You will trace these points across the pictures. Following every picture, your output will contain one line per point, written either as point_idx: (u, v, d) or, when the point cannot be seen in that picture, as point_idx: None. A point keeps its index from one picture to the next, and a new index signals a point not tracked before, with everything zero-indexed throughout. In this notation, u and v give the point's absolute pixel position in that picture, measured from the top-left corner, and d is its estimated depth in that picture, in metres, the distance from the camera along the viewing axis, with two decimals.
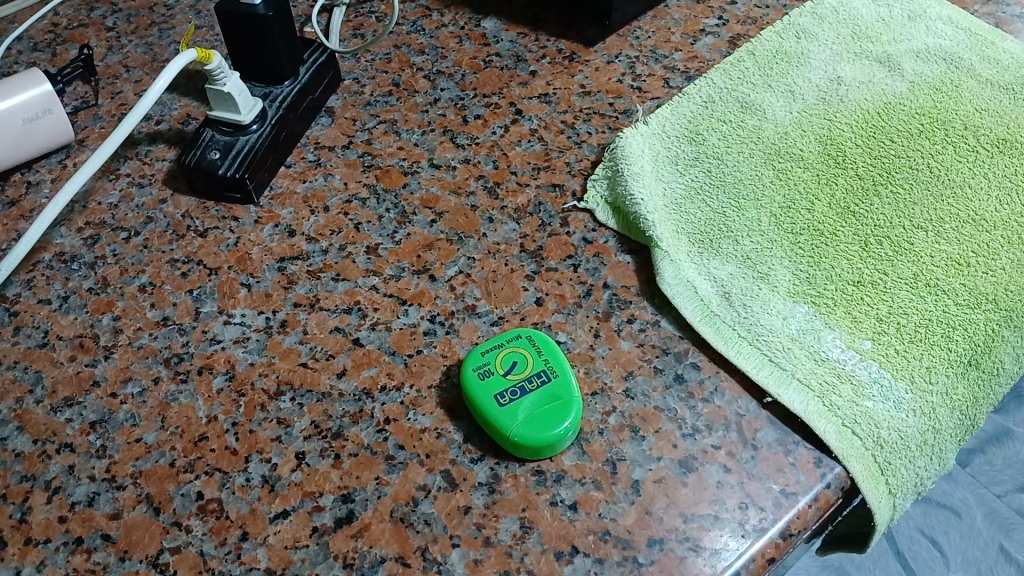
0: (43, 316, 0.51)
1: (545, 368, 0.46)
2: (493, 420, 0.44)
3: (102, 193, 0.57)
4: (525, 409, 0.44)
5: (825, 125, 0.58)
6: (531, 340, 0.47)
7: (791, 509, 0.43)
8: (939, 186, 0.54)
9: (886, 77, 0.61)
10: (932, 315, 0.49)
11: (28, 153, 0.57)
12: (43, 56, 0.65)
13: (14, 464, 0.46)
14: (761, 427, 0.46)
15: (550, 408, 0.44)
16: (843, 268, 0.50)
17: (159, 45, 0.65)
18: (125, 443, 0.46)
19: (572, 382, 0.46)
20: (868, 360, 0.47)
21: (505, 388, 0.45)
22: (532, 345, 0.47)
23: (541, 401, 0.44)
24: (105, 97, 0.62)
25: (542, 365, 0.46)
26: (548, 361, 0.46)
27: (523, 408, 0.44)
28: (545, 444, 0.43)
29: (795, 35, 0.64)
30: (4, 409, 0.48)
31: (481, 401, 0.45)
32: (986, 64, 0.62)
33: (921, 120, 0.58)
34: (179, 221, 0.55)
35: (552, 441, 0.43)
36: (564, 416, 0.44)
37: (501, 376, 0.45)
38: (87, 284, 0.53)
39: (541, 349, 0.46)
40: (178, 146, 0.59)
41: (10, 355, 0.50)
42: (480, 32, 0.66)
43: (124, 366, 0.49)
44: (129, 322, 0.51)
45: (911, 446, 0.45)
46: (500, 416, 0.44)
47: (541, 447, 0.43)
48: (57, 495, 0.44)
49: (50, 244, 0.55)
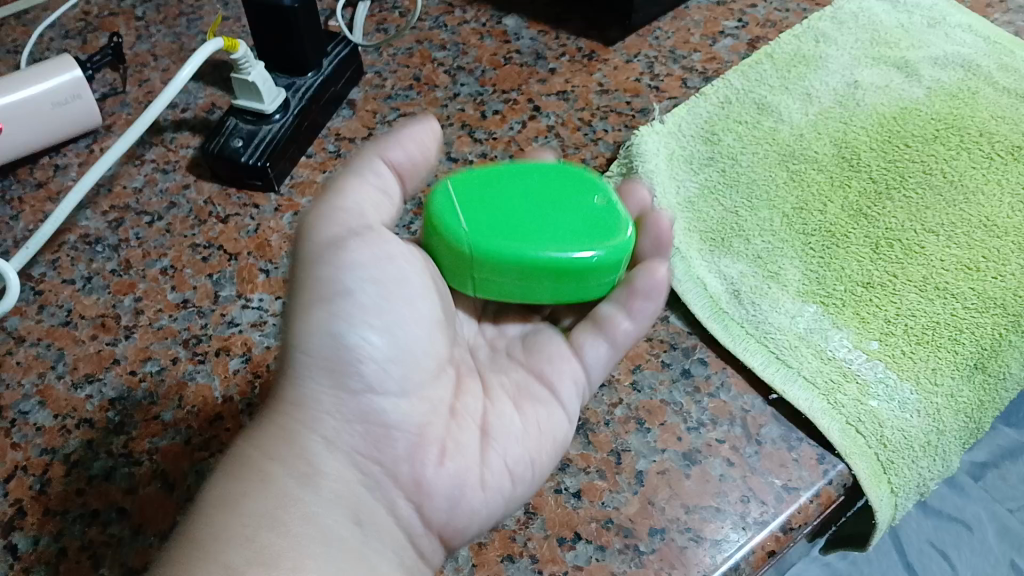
0: (67, 295, 0.53)
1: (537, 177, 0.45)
2: (469, 247, 0.43)
3: (128, 178, 0.58)
4: (497, 218, 0.43)
5: (841, 128, 0.58)
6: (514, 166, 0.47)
7: (792, 503, 0.44)
8: (953, 192, 0.55)
9: (904, 82, 0.61)
10: (940, 319, 0.49)
11: (57, 137, 0.58)
12: (74, 43, 0.66)
13: (35, 437, 0.47)
14: (766, 423, 0.46)
15: (558, 224, 0.44)
16: (853, 269, 0.51)
17: (187, 34, 0.66)
18: (142, 419, 0.47)
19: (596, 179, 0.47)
20: (874, 360, 0.47)
21: (471, 212, 0.44)
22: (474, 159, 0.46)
23: (536, 220, 0.44)
24: (133, 84, 0.63)
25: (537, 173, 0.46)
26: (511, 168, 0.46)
27: (519, 237, 0.43)
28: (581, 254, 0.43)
29: (814, 39, 0.64)
30: (27, 384, 0.49)
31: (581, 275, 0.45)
32: (1005, 71, 0.62)
33: (937, 126, 0.58)
34: (201, 206, 0.57)
35: (586, 257, 0.43)
36: (596, 227, 0.44)
37: (433, 207, 0.44)
38: (110, 265, 0.54)
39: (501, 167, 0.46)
40: (202, 133, 0.60)
41: (34, 332, 0.51)
42: (501, 29, 0.67)
43: (144, 346, 0.50)
44: (150, 303, 0.52)
45: (915, 446, 0.46)
46: (479, 238, 0.43)
47: (577, 244, 0.43)
48: (76, 468, 0.46)
49: (76, 226, 0.56)
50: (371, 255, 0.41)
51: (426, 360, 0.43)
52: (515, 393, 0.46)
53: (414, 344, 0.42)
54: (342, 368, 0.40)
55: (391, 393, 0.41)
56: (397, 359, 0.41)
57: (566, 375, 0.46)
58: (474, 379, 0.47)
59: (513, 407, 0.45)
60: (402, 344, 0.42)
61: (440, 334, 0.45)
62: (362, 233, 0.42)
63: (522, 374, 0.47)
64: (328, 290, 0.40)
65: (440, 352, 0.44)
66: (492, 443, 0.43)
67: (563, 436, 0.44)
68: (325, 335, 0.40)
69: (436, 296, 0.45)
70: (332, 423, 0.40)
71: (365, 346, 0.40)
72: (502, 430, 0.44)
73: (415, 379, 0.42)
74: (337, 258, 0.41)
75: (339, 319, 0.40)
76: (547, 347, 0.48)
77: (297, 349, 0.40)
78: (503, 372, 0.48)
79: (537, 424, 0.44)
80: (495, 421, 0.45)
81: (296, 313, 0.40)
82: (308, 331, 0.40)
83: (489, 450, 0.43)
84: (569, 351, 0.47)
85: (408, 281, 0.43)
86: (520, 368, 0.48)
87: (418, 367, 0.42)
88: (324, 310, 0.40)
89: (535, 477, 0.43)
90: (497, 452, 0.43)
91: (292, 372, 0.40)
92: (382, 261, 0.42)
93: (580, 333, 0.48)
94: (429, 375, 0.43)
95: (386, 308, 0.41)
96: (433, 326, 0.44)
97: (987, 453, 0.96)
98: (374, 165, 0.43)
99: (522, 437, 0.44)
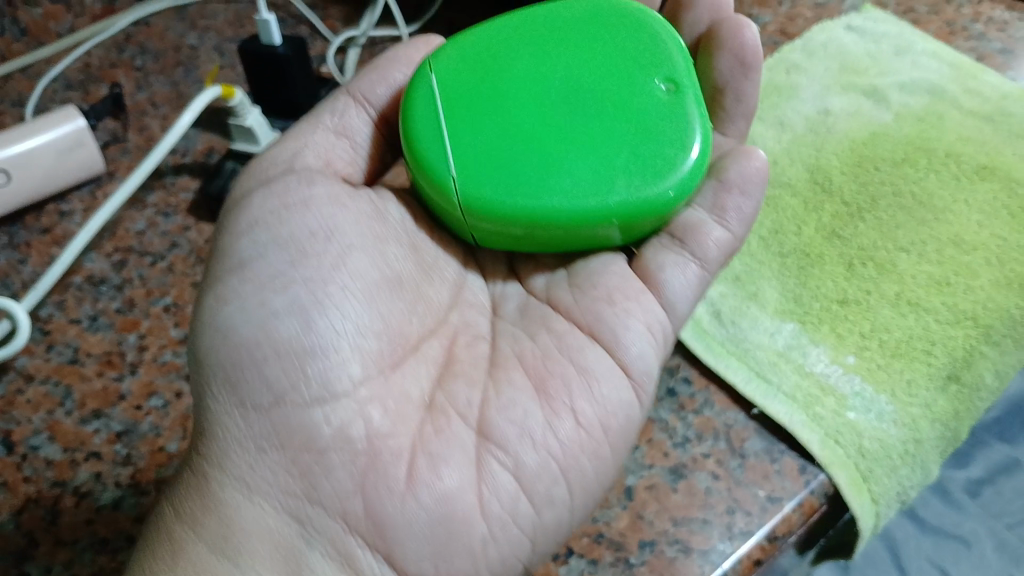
0: (73, 334, 0.55)
1: (549, 75, 0.47)
2: (516, 201, 0.44)
3: (130, 220, 0.60)
4: (539, 160, 0.45)
5: (813, 154, 0.61)
6: (494, 25, 0.49)
7: (776, 513, 0.45)
8: (922, 211, 0.57)
9: (873, 109, 0.64)
10: (913, 332, 0.51)
11: (62, 184, 0.60)
12: (76, 94, 0.68)
13: (45, 470, 0.49)
14: (749, 437, 0.48)
15: (606, 135, 0.45)
16: (828, 287, 0.53)
17: (184, 83, 0.69)
18: (148, 451, 0.49)
19: (620, 20, 0.48)
20: (850, 374, 0.49)
21: (496, 163, 0.45)
22: (450, 73, 0.47)
23: (579, 142, 0.45)
24: (134, 132, 0.66)
25: (525, 38, 0.48)
26: (501, 72, 0.47)
27: (576, 172, 0.44)
28: (667, 171, 0.44)
29: (786, 69, 0.67)
30: (37, 420, 0.51)
31: (648, 205, 0.44)
32: (969, 95, 0.64)
33: (906, 149, 0.61)
34: (201, 246, 0.59)
35: (673, 170, 0.44)
36: (655, 125, 0.45)
37: (444, 168, 0.45)
38: (115, 305, 0.56)
39: (476, 48, 0.48)
40: (201, 177, 0.63)
41: (42, 370, 0.53)
42: None
43: (148, 381, 0.52)
44: (154, 340, 0.54)
45: (893, 455, 0.47)
46: (534, 193, 0.44)
47: (660, 168, 0.44)
48: (85, 499, 0.47)
49: (81, 268, 0.58)
50: (272, 241, 0.44)
51: (355, 339, 0.43)
52: (578, 346, 0.45)
53: (335, 320, 0.43)
54: (244, 351, 0.41)
55: (298, 371, 0.41)
56: (308, 343, 0.42)
57: (636, 318, 0.46)
58: (479, 366, 0.46)
59: (578, 374, 0.44)
60: (315, 321, 0.42)
61: (370, 309, 0.44)
62: (256, 226, 0.45)
63: (576, 324, 0.46)
64: (225, 269, 0.44)
65: (376, 325, 0.44)
66: (494, 441, 0.42)
67: (634, 414, 0.44)
68: (222, 324, 0.42)
69: (377, 281, 0.46)
70: (237, 424, 0.41)
71: (265, 319, 0.42)
72: (551, 391, 0.44)
73: (336, 358, 0.42)
74: (227, 255, 0.44)
75: (234, 304, 0.42)
76: (600, 280, 0.48)
77: (200, 363, 0.42)
78: (560, 333, 0.46)
79: (600, 399, 0.43)
80: (495, 410, 0.43)
81: (203, 299, 0.43)
82: (215, 324, 0.42)
83: (521, 444, 0.42)
84: (641, 283, 0.47)
85: (323, 259, 0.44)
86: (572, 311, 0.47)
87: (340, 348, 0.42)
88: (223, 288, 0.43)
89: (600, 467, 0.43)
90: (514, 435, 0.42)
91: (198, 376, 0.42)
92: (286, 243, 0.44)
93: (654, 258, 0.48)
94: (363, 351, 0.43)
95: (293, 290, 0.43)
96: (364, 305, 0.44)
97: (982, 467, 0.87)
98: (297, 179, 0.47)
99: (588, 410, 0.43)
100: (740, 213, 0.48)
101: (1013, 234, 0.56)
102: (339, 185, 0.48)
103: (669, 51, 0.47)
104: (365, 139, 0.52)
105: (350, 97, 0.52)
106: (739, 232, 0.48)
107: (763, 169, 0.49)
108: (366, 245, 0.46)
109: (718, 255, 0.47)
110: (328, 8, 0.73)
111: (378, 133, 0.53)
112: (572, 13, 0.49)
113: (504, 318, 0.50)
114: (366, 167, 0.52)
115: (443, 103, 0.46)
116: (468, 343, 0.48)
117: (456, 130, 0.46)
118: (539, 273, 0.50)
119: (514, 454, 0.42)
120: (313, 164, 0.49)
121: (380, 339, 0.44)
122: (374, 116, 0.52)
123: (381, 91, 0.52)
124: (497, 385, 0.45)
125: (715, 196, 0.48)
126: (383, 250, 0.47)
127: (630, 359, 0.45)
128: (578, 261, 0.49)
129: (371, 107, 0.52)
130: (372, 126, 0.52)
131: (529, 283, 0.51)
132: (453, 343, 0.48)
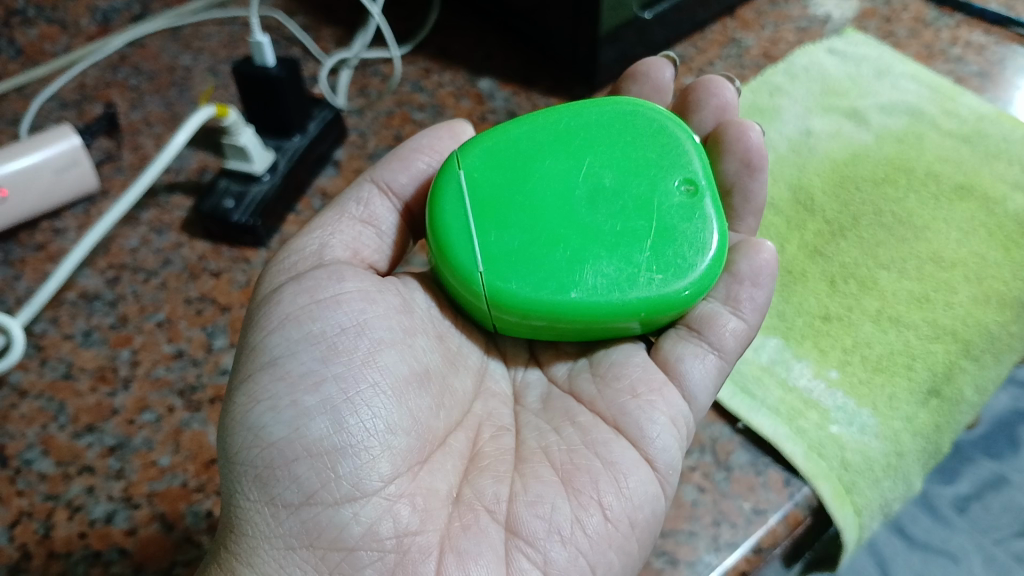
0: (67, 350, 0.55)
1: (572, 173, 0.48)
2: (543, 297, 0.45)
3: (124, 237, 0.61)
4: (562, 256, 0.45)
5: (796, 173, 0.62)
6: (519, 123, 0.50)
7: (761, 525, 0.46)
8: (902, 229, 0.58)
9: (854, 130, 0.65)
10: (895, 347, 0.52)
11: (56, 202, 0.61)
12: (71, 113, 0.69)
13: (38, 484, 0.49)
14: (734, 450, 0.49)
15: (628, 235, 0.46)
16: (811, 304, 0.55)
17: (178, 103, 0.70)
18: (141, 465, 0.50)
19: (640, 122, 0.50)
20: (833, 388, 0.51)
21: (521, 258, 0.45)
22: (477, 170, 0.48)
23: (602, 240, 0.46)
24: (128, 150, 0.67)
25: (550, 138, 0.49)
26: (526, 168, 0.48)
27: (600, 268, 0.45)
28: (686, 271, 0.46)
29: (769, 92, 0.68)
30: (31, 434, 0.51)
31: (667, 303, 0.45)
32: (947, 116, 0.66)
33: (886, 168, 0.62)
34: (194, 263, 0.59)
35: (692, 270, 0.46)
36: (675, 226, 0.46)
37: (470, 262, 0.46)
38: (108, 320, 0.57)
39: (501, 145, 0.49)
40: (194, 195, 0.64)
41: (36, 385, 0.53)
42: (476, 91, 0.70)
43: (141, 396, 0.53)
44: (147, 355, 0.55)
45: (875, 467, 0.48)
46: (558, 288, 0.45)
47: (680, 268, 0.46)
48: (78, 513, 0.48)
49: (74, 284, 0.59)
50: (303, 338, 0.44)
51: (386, 438, 0.43)
52: (603, 440, 0.46)
53: (366, 418, 0.43)
54: (276, 451, 0.41)
55: (330, 471, 0.41)
56: (339, 443, 0.42)
57: (660, 410, 0.46)
58: (504, 460, 0.47)
59: (604, 469, 0.44)
60: (346, 421, 0.42)
61: (398, 407, 0.45)
62: (288, 322, 0.44)
63: (600, 418, 0.47)
64: (257, 366, 0.43)
65: (405, 423, 0.44)
66: (522, 537, 0.42)
67: (660, 507, 0.44)
68: (253, 423, 0.41)
69: (405, 377, 0.46)
70: (267, 522, 0.40)
71: (297, 419, 0.41)
72: (578, 486, 0.44)
73: (367, 457, 0.42)
74: (258, 352, 0.44)
75: (267, 403, 0.42)
76: (624, 372, 0.49)
77: (230, 458, 0.42)
78: (585, 428, 0.47)
79: (627, 492, 0.43)
80: (524, 506, 0.43)
81: (233, 396, 0.43)
82: (247, 423, 0.41)
83: (549, 541, 0.42)
84: (663, 374, 0.48)
85: (352, 356, 0.44)
86: (596, 403, 0.48)
87: (370, 447, 0.43)
88: (257, 386, 0.42)
89: (627, 562, 0.43)
90: (543, 531, 0.42)
91: (228, 476, 0.42)
92: (317, 340, 0.44)
93: (673, 350, 0.49)
94: (393, 450, 0.43)
95: (325, 388, 0.43)
96: (393, 403, 0.44)
97: (969, 483, 0.78)
98: (327, 273, 0.47)
99: (615, 505, 0.43)
100: (754, 302, 0.49)
101: (991, 251, 0.57)
102: (367, 278, 0.48)
103: (687, 153, 0.49)
104: (391, 226, 0.53)
105: (375, 185, 0.53)
106: (754, 321, 0.49)
107: (772, 261, 0.50)
108: (394, 340, 0.46)
109: (734, 344, 0.48)
110: (321, 30, 0.75)
111: (403, 223, 0.53)
112: (595, 114, 0.50)
113: (528, 408, 0.51)
114: (391, 253, 0.53)
115: (470, 198, 0.47)
116: (492, 436, 0.49)
117: (483, 225, 0.46)
118: (561, 361, 0.52)
119: (542, 550, 0.42)
120: (341, 255, 0.49)
121: (409, 435, 0.44)
122: (400, 206, 0.53)
123: (404, 180, 0.53)
124: (523, 482, 0.45)
125: (728, 287, 0.50)
126: (410, 344, 0.47)
127: (654, 452, 0.45)
128: (599, 351, 0.51)
129: (395, 197, 0.53)
130: (398, 215, 0.53)
131: (551, 371, 0.52)
132: (477, 435, 0.49)
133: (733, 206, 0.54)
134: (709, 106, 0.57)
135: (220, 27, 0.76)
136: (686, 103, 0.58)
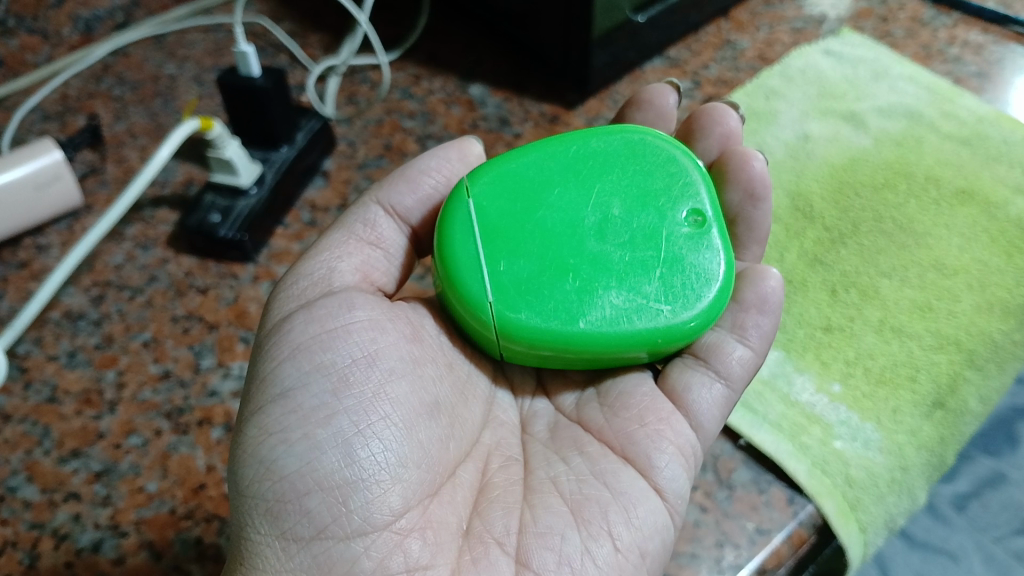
0: (51, 371, 0.54)
1: (581, 203, 0.46)
2: (551, 329, 0.44)
3: (109, 254, 0.60)
4: (572, 286, 0.44)
5: (794, 180, 0.61)
6: (528, 152, 0.49)
7: (765, 546, 0.45)
8: (904, 237, 0.57)
9: (853, 133, 0.64)
10: (898, 358, 0.51)
11: (38, 218, 0.59)
12: (54, 125, 0.67)
13: (23, 512, 0.48)
14: (736, 468, 0.48)
15: (637, 264, 0.45)
16: (812, 314, 0.54)
17: (163, 114, 0.68)
18: (128, 491, 0.48)
19: (649, 150, 0.49)
20: (836, 402, 0.50)
21: (530, 288, 0.44)
22: (487, 199, 0.47)
23: (612, 270, 0.45)
24: (112, 163, 0.65)
25: (559, 167, 0.48)
26: (535, 198, 0.47)
27: (610, 299, 0.44)
28: (694, 302, 0.45)
29: (765, 96, 0.67)
30: (15, 460, 0.50)
31: (676, 334, 0.44)
32: (946, 119, 0.65)
33: (886, 173, 0.61)
34: (180, 280, 0.58)
35: (699, 300, 0.45)
36: (683, 256, 0.46)
37: (479, 291, 0.44)
38: (93, 340, 0.55)
39: (511, 173, 0.48)
40: (180, 209, 0.62)
41: (20, 409, 0.52)
42: (467, 97, 0.69)
43: (127, 419, 0.51)
44: (133, 376, 0.53)
45: (879, 483, 0.47)
46: (567, 319, 0.44)
47: (688, 298, 0.45)
48: (64, 541, 0.46)
49: (58, 303, 0.57)
50: (314, 369, 0.43)
51: (396, 471, 0.42)
52: (612, 470, 0.45)
53: (377, 451, 0.42)
54: (287, 485, 0.40)
55: (341, 505, 0.40)
56: (351, 476, 0.41)
57: (668, 439, 0.45)
58: (514, 491, 0.46)
59: (613, 499, 0.43)
60: (357, 454, 0.41)
61: (409, 439, 0.43)
62: (299, 352, 0.43)
63: (608, 448, 0.46)
64: (268, 397, 0.42)
65: (415, 455, 0.43)
66: (533, 569, 0.41)
67: (669, 537, 0.43)
68: (265, 456, 0.40)
69: (415, 409, 0.44)
70: (277, 557, 0.39)
71: (309, 452, 0.40)
72: (588, 516, 0.43)
73: (378, 490, 0.41)
74: (268, 383, 0.42)
75: (277, 436, 0.40)
76: (632, 402, 0.48)
77: (238, 492, 0.40)
78: (593, 459, 0.46)
79: (636, 522, 0.42)
80: (534, 537, 0.42)
81: (243, 428, 0.42)
82: (258, 456, 0.40)
83: (559, 571, 0.41)
84: (669, 403, 0.47)
85: (363, 388, 0.43)
86: (603, 432, 0.47)
87: (382, 479, 0.41)
88: (267, 418, 0.41)
89: None
90: (553, 562, 0.41)
91: (237, 508, 0.40)
92: (328, 371, 0.43)
93: (679, 379, 0.48)
94: (404, 483, 0.42)
95: (337, 421, 0.42)
96: (404, 435, 0.43)
97: (967, 481, 0.75)
98: (337, 302, 0.46)
99: (625, 534, 0.42)
100: (760, 330, 0.48)
101: (994, 258, 0.56)
102: (377, 306, 0.47)
103: (696, 182, 0.48)
104: (398, 248, 0.51)
105: (380, 207, 0.51)
106: (761, 348, 0.48)
107: (778, 288, 0.49)
108: (405, 371, 0.45)
109: (741, 372, 0.47)
110: (308, 37, 0.73)
111: (411, 246, 0.52)
112: (604, 143, 0.49)
113: (535, 437, 0.50)
114: (399, 274, 0.52)
115: (479, 228, 0.46)
116: (501, 466, 0.47)
117: (493, 254, 0.45)
118: (568, 391, 0.51)
119: None
120: (350, 279, 0.48)
121: (419, 468, 0.43)
122: (407, 230, 0.52)
123: (410, 203, 0.51)
124: (533, 513, 0.44)
125: (733, 315, 0.49)
126: (420, 375, 0.46)
127: (662, 483, 0.44)
128: (606, 381, 0.50)
129: (400, 219, 0.52)
130: (406, 237, 0.52)
131: (558, 401, 0.51)
132: (486, 466, 0.47)
133: (737, 236, 0.53)
134: (713, 134, 0.56)
135: (205, 34, 0.75)
136: (689, 131, 0.56)
